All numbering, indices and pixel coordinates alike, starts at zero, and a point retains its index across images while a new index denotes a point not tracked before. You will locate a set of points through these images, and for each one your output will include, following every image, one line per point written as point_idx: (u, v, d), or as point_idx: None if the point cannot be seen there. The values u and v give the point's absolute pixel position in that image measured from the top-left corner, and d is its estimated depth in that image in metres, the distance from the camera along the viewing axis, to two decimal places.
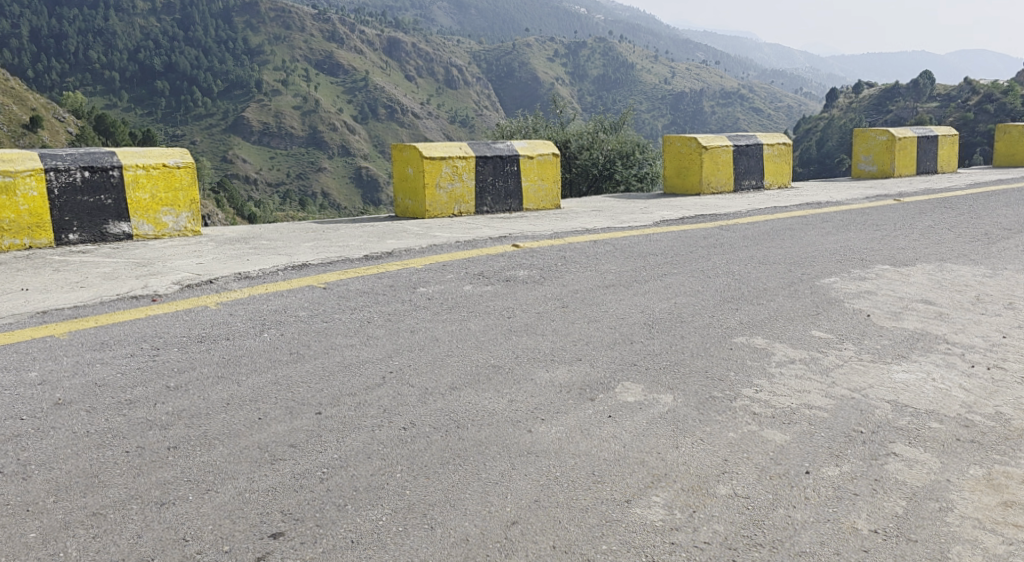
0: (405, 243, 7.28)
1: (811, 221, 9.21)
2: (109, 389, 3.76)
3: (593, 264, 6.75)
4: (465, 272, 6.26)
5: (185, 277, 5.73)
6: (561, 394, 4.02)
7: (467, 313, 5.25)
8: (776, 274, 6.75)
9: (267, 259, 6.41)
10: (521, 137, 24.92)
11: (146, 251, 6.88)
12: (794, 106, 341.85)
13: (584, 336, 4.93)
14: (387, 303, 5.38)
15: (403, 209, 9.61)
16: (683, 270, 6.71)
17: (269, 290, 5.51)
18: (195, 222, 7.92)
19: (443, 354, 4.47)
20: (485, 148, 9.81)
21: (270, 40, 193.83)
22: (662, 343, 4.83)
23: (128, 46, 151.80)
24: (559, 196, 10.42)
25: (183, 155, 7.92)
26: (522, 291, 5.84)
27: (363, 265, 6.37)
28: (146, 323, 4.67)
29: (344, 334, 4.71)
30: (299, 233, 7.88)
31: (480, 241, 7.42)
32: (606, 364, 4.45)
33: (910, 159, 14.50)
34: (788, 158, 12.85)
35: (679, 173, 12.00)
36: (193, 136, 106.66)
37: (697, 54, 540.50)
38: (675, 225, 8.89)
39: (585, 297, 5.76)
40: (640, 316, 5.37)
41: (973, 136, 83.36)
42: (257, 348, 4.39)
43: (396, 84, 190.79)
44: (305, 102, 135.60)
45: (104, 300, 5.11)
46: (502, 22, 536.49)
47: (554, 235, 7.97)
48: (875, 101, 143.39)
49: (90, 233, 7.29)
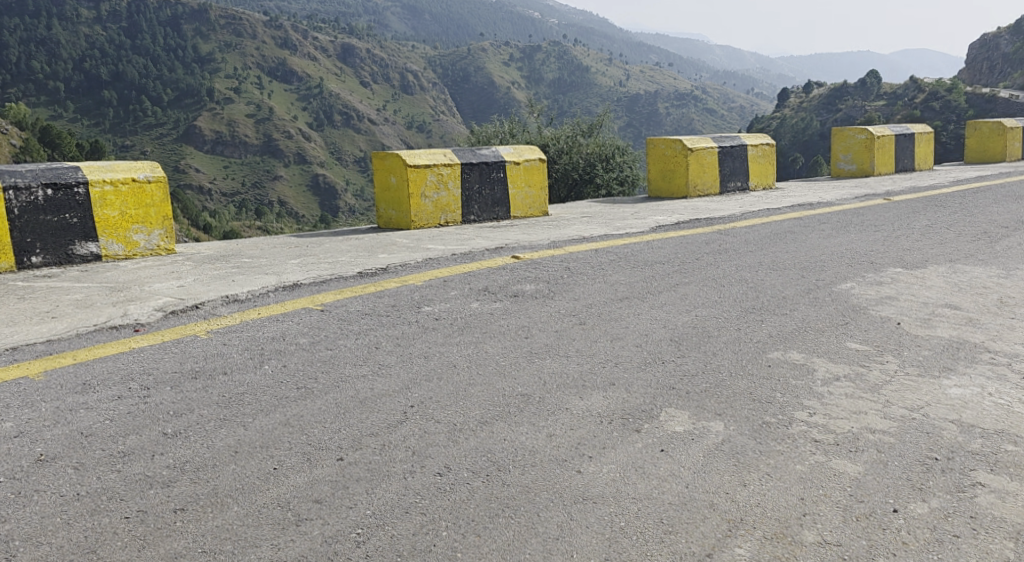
0: (397, 256, 6.88)
1: (808, 223, 8.98)
2: (100, 439, 3.33)
3: (599, 276, 6.42)
4: (469, 288, 5.89)
5: (166, 302, 5.27)
6: (598, 425, 3.69)
7: (481, 335, 4.90)
8: (791, 280, 6.48)
9: (255, 279, 5.96)
10: (497, 142, 24.60)
11: (120, 273, 6.38)
12: (745, 108, 344.59)
13: (613, 357, 4.60)
14: (392, 326, 4.98)
15: (386, 220, 9.19)
16: (694, 280, 6.42)
17: (261, 315, 5.08)
18: (168, 240, 7.44)
19: (464, 384, 4.12)
20: (469, 154, 9.44)
21: (221, 47, 191.63)
22: (693, 364, 4.49)
23: (73, 55, 148.57)
24: (547, 203, 10.08)
25: (153, 168, 7.41)
26: (533, 307, 5.50)
27: (361, 283, 5.97)
28: (131, 357, 4.24)
29: (353, 363, 4.33)
30: (281, 250, 7.44)
31: (477, 253, 7.06)
32: (642, 389, 4.12)
33: (889, 157, 14.34)
34: (772, 159, 12.65)
35: (664, 176, 11.73)
36: (143, 146, 104.96)
37: (650, 57, 540.60)
38: (673, 231, 8.57)
39: (602, 313, 5.43)
40: (664, 333, 5.05)
41: None
42: (261, 384, 3.98)
43: (351, 91, 188.78)
44: (258, 111, 133.62)
45: (81, 332, 4.63)
46: (455, 27, 535.85)
47: (552, 245, 7.62)
48: (825, 99, 145.30)
49: (54, 256, 6.76)
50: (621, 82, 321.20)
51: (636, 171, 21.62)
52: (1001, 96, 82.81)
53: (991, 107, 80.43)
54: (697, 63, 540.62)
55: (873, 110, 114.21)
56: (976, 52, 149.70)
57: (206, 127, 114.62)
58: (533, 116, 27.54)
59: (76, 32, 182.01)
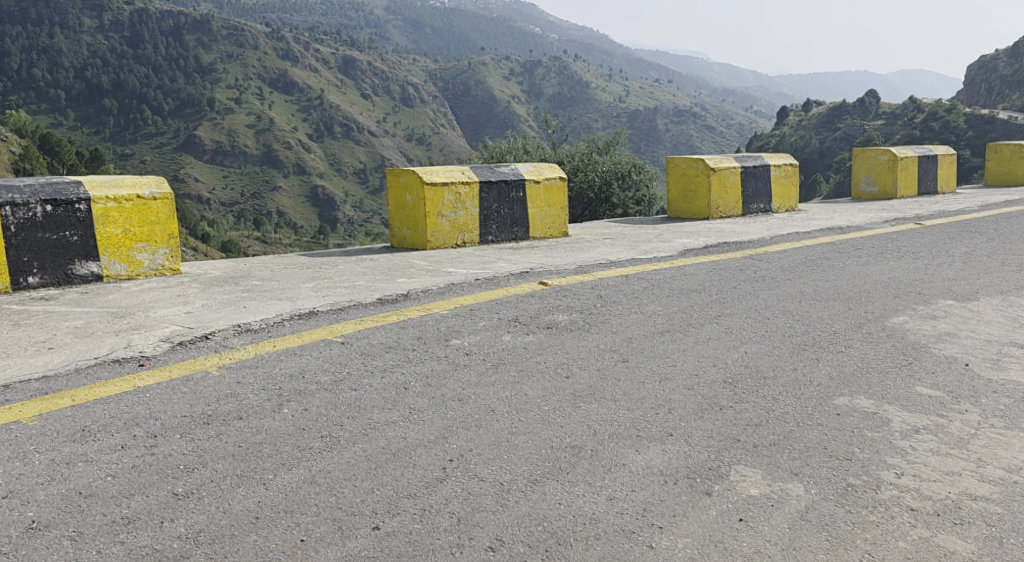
0: (418, 280, 6.49)
1: (843, 248, 8.59)
2: (103, 501, 2.92)
3: (636, 305, 6.03)
4: (497, 317, 5.50)
5: (173, 332, 4.87)
6: (663, 486, 3.27)
7: (517, 374, 4.50)
8: (839, 312, 6.07)
9: (266, 305, 5.57)
10: (512, 159, 24.33)
11: (122, 296, 5.97)
12: (744, 125, 344.10)
13: (669, 403, 4.16)
14: (420, 362, 4.58)
15: (400, 238, 8.83)
16: (735, 311, 6.02)
17: (277, 347, 4.66)
18: (174, 259, 7.03)
19: (506, 434, 3.70)
20: (488, 172, 9.07)
21: (223, 58, 191.40)
22: (756, 413, 4.06)
23: (73, 65, 148.44)
24: (567, 223, 9.69)
25: (159, 183, 7.02)
26: (569, 341, 5.10)
27: (382, 310, 5.56)
28: (134, 397, 3.82)
29: (380, 407, 3.91)
30: (293, 270, 7.07)
31: (501, 278, 6.66)
32: (703, 442, 3.70)
33: (912, 179, 13.96)
34: (795, 180, 12.24)
35: (685, 197, 11.36)
36: (142, 156, 104.66)
37: (650, 73, 540.54)
38: (702, 255, 8.18)
39: (645, 348, 5.02)
40: (714, 373, 4.64)
41: None
42: (280, 431, 3.57)
43: (351, 103, 188.30)
44: (259, 121, 133.21)
45: (80, 368, 4.21)
46: (457, 42, 536.21)
47: (580, 269, 7.22)
48: (824, 118, 145.18)
49: (53, 276, 6.35)
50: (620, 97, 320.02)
51: (653, 189, 21.16)
52: (1001, 117, 82.54)
53: (991, 129, 80.29)
54: (697, 80, 540.48)
55: (873, 129, 114.06)
56: (975, 74, 149.50)
57: (206, 136, 114.28)
58: (550, 133, 27.21)
59: (78, 40, 182.07)
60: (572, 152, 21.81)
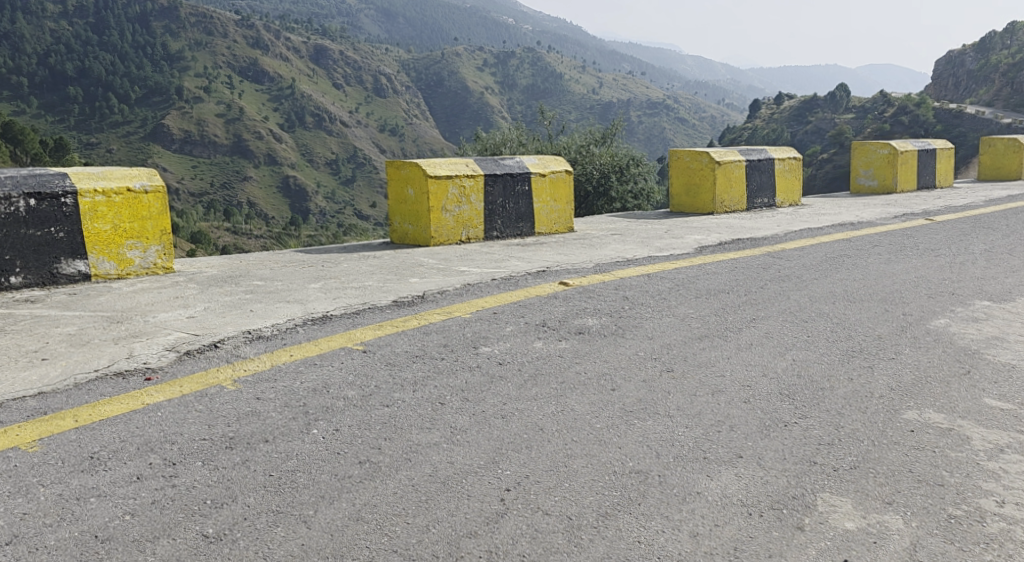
0: (431, 280, 6.13)
1: (862, 244, 8.30)
2: (123, 549, 2.57)
3: (666, 307, 5.71)
4: (524, 322, 5.18)
5: (179, 339, 4.47)
6: (747, 518, 2.95)
7: (560, 385, 4.14)
8: (878, 314, 5.74)
9: (276, 308, 5.17)
10: (507, 153, 24.06)
11: (114, 298, 5.52)
12: (717, 119, 345.07)
13: (731, 419, 3.80)
14: (452, 374, 4.22)
15: (401, 234, 8.48)
16: (771, 314, 5.70)
17: (295, 357, 4.30)
18: (167, 256, 6.59)
19: (565, 457, 3.34)
20: (493, 164, 8.74)
21: (192, 45, 188.99)
22: (824, 428, 3.72)
23: (38, 52, 146.09)
24: (572, 218, 9.38)
25: (151, 175, 6.55)
26: (605, 348, 4.75)
27: (400, 314, 5.21)
28: (146, 417, 3.44)
29: (419, 427, 3.55)
30: (295, 269, 6.68)
31: (520, 278, 6.32)
32: (779, 466, 3.35)
33: (911, 174, 13.73)
34: (798, 174, 12.01)
35: (688, 191, 11.08)
36: (109, 145, 103.08)
37: (623, 65, 540.58)
38: (718, 253, 7.87)
39: (688, 356, 4.68)
40: (769, 385, 4.24)
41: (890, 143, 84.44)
42: (314, 458, 3.19)
43: (323, 93, 186.23)
44: (229, 109, 131.21)
45: (80, 384, 3.78)
46: (430, 32, 535.50)
47: (599, 267, 6.91)
48: (795, 111, 146.03)
49: (37, 275, 5.90)
50: (594, 89, 320.25)
51: (652, 183, 20.86)
52: (968, 111, 83.38)
53: (959, 123, 81.10)
54: (670, 72, 540.70)
55: (843, 123, 114.90)
56: (944, 69, 150.83)
57: (175, 126, 112.96)
58: (546, 125, 26.89)
59: (41, 25, 178.10)
60: (569, 145, 21.44)
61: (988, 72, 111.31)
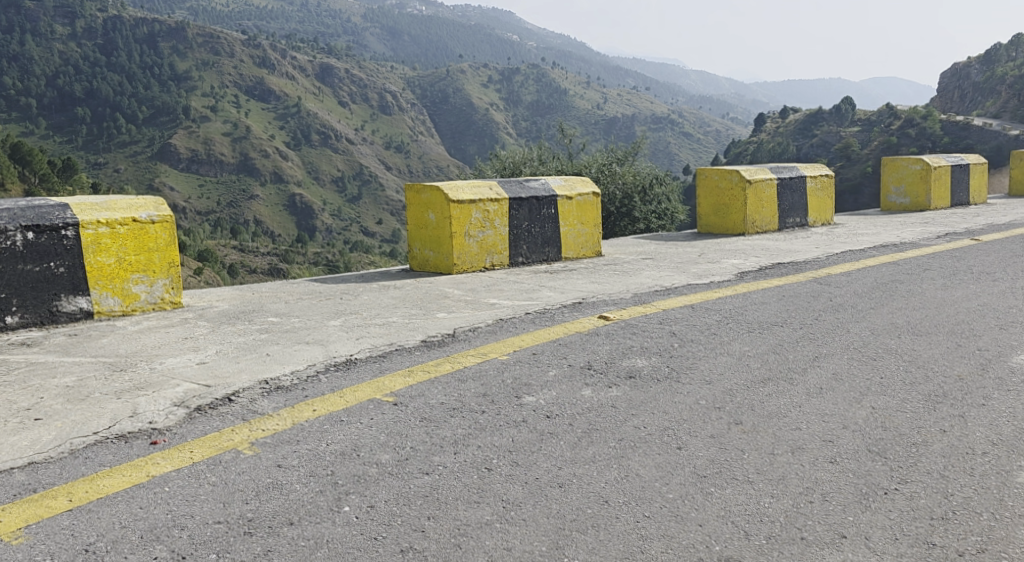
0: (461, 315, 5.69)
1: (911, 268, 7.79)
2: None
3: (718, 344, 5.22)
4: (566, 365, 4.71)
5: (189, 391, 4.02)
6: None
7: (619, 444, 3.64)
8: (951, 349, 5.18)
9: (297, 352, 4.71)
10: (528, 171, 23.42)
11: (118, 340, 5.06)
12: (721, 132, 344.38)
13: (824, 485, 3.27)
14: (495, 430, 3.73)
15: (421, 261, 8.02)
16: (833, 349, 5.17)
17: (317, 412, 3.83)
18: (175, 290, 6.12)
19: (642, 547, 2.82)
20: (517, 187, 8.31)
21: (199, 64, 189.38)
22: (930, 494, 3.20)
23: (46, 73, 146.55)
24: (600, 242, 8.96)
25: (158, 205, 6.08)
26: (662, 395, 4.26)
27: (431, 358, 4.75)
28: (151, 497, 2.97)
29: (468, 502, 3.07)
30: (311, 303, 6.22)
31: (556, 311, 5.87)
32: (893, 551, 2.83)
33: (945, 191, 13.22)
34: (831, 192, 11.51)
35: (717, 212, 10.65)
36: (116, 164, 103.15)
37: (627, 80, 540.55)
38: (761, 279, 7.37)
39: (754, 405, 4.17)
40: (854, 441, 3.70)
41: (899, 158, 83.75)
42: (348, 546, 2.73)
43: (329, 110, 186.31)
44: (235, 128, 131.31)
45: (79, 450, 3.33)
46: (435, 49, 536.17)
47: (638, 299, 6.42)
48: (801, 125, 145.80)
49: (34, 314, 5.44)
50: (598, 105, 319.75)
51: (675, 203, 20.44)
52: (975, 123, 82.67)
53: (966, 135, 80.51)
54: (673, 87, 540.60)
55: (849, 136, 114.37)
56: (949, 82, 150.26)
57: (182, 145, 112.95)
58: (565, 143, 26.31)
59: (50, 46, 177.94)
60: (591, 164, 20.98)
61: (994, 84, 110.70)
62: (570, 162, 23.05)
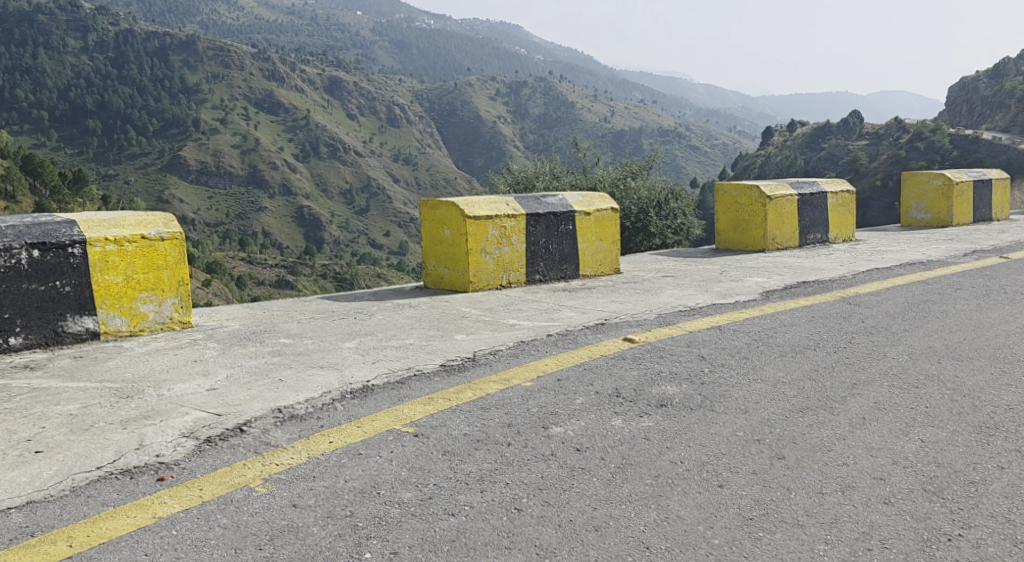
0: (481, 337, 5.47)
1: (943, 287, 7.52)
2: None
3: (750, 369, 4.99)
4: (593, 391, 4.48)
5: (200, 419, 3.81)
6: None
7: (655, 482, 3.41)
8: (994, 375, 4.94)
9: (312, 376, 4.49)
10: (542, 185, 23.19)
11: (125, 363, 4.85)
12: (729, 145, 343.65)
13: (880, 529, 3.04)
14: (523, 467, 3.49)
15: (437, 278, 7.82)
16: (873, 374, 4.93)
17: (331, 445, 3.60)
18: (185, 309, 5.92)
19: None
20: (534, 203, 8.09)
21: (210, 77, 189.84)
22: (996, 540, 2.98)
23: (58, 85, 147.08)
24: (618, 258, 8.73)
25: (167, 221, 5.89)
26: (698, 426, 4.02)
27: (453, 384, 4.50)
28: (155, 542, 2.77)
29: (494, 551, 2.85)
30: (328, 323, 6.02)
31: (578, 332, 5.66)
32: None
33: (967, 207, 12.96)
34: (852, 208, 11.27)
35: (736, 227, 10.45)
36: (127, 176, 103.26)
37: (635, 93, 540.59)
38: (787, 298, 7.12)
39: (798, 438, 3.91)
40: (907, 479, 3.47)
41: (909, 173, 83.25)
42: None
43: (338, 124, 186.57)
44: (245, 141, 131.56)
45: (82, 486, 3.13)
46: (443, 63, 536.66)
47: (663, 318, 6.20)
48: (809, 138, 145.56)
49: (39, 336, 5.25)
50: (606, 119, 319.54)
51: (690, 219, 20.38)
52: (985, 136, 82.12)
53: (976, 148, 80.07)
54: (681, 101, 540.53)
55: (857, 149, 113.98)
56: (958, 95, 149.94)
57: (192, 157, 113.11)
58: (577, 156, 26.24)
59: (62, 59, 178.35)
60: (605, 177, 20.82)
61: (1002, 98, 110.32)
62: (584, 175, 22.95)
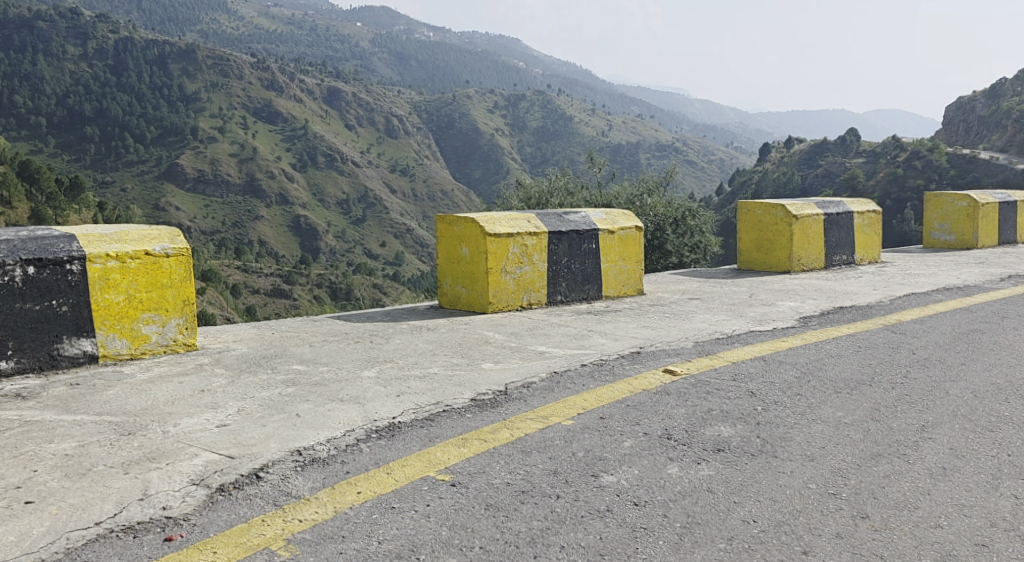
0: (512, 366, 5.06)
1: (986, 315, 7.14)
2: None
3: (807, 408, 4.57)
4: (640, 434, 4.06)
5: (210, 461, 3.39)
6: None
7: (732, 547, 3.00)
8: None
9: (334, 411, 4.07)
10: (555, 202, 22.90)
11: (125, 392, 4.42)
12: (726, 160, 343.52)
13: None
14: (577, 525, 3.09)
15: (453, 298, 7.43)
16: (943, 417, 4.51)
17: (356, 494, 3.18)
18: (190, 330, 5.49)
19: None
20: (556, 220, 7.71)
21: (210, 85, 189.81)
22: None
23: (57, 92, 146.65)
24: (641, 279, 8.31)
25: (173, 236, 5.48)
26: (762, 475, 3.62)
27: (486, 422, 4.09)
28: None
29: None
30: (340, 346, 5.59)
31: (614, 362, 5.26)
32: None
33: (993, 228, 12.59)
34: (878, 228, 10.87)
35: (760, 247, 10.07)
36: (123, 183, 102.70)
37: (633, 108, 540.71)
38: (829, 326, 6.72)
39: (879, 491, 3.51)
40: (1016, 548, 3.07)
41: (908, 190, 82.96)
42: None
43: (335, 134, 186.15)
44: (242, 150, 131.10)
45: (79, 547, 2.73)
46: (442, 75, 536.39)
47: (701, 348, 5.79)
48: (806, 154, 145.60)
49: (33, 359, 4.84)
50: (603, 133, 319.39)
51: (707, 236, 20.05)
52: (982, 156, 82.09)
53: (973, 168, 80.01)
54: (678, 116, 540.72)
55: (854, 167, 113.89)
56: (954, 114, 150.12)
57: (189, 165, 112.53)
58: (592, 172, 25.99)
59: (62, 65, 178.01)
60: (621, 194, 20.57)
61: (999, 118, 110.24)
62: (599, 189, 22.69)
